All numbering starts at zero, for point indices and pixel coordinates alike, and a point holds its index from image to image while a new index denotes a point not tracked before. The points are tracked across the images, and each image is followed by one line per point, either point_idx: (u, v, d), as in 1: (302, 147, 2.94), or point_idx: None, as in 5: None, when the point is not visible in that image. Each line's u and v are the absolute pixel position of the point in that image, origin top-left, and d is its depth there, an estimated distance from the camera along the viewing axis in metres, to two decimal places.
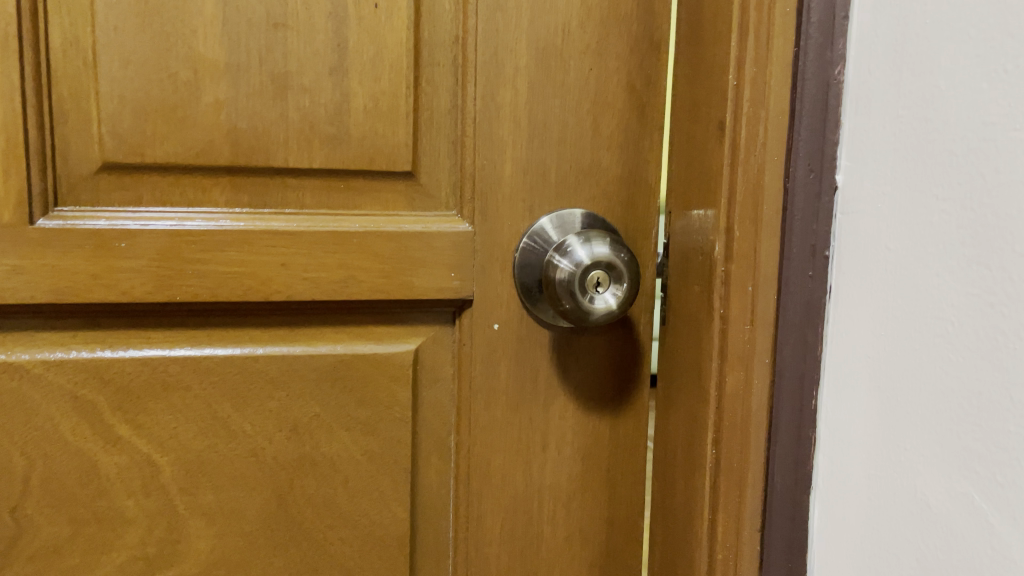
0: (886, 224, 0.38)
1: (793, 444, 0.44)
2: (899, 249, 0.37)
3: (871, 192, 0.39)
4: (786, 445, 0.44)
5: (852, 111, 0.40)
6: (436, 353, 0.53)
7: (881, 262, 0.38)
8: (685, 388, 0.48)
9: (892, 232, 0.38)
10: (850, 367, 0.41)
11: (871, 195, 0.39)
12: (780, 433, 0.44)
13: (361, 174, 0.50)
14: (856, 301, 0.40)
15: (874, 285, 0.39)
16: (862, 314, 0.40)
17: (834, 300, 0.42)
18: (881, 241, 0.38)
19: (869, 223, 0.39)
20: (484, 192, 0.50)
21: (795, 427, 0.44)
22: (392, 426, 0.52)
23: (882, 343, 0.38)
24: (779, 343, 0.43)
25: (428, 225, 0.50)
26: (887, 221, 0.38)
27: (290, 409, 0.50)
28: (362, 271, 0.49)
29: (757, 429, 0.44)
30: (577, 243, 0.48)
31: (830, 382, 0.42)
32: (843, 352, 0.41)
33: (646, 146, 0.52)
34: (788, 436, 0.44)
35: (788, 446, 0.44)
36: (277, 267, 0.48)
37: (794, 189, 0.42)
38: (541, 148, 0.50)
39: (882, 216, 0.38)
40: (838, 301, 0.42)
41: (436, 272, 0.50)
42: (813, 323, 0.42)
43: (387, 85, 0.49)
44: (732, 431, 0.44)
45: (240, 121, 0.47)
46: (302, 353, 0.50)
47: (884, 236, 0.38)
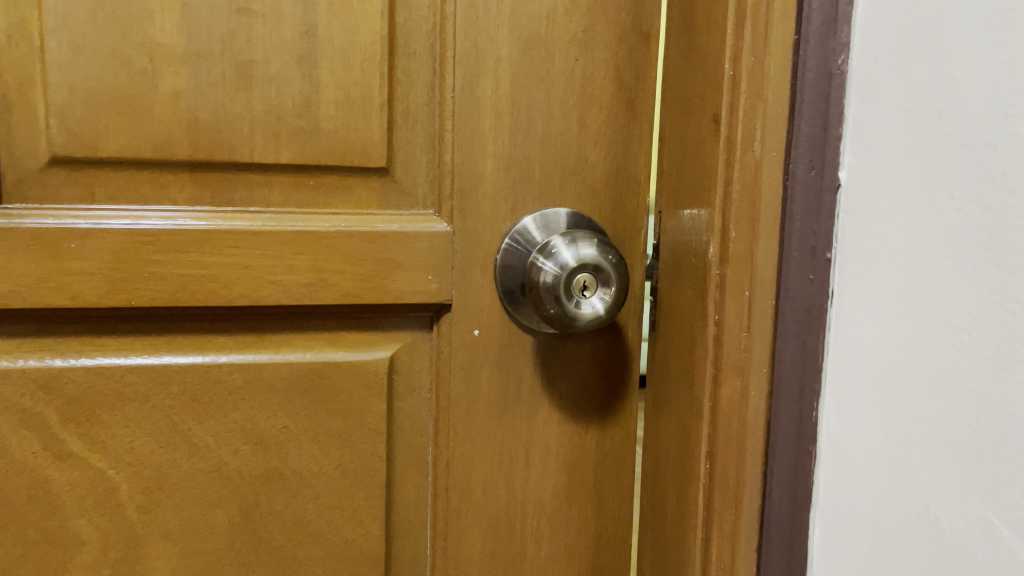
0: (895, 224, 0.35)
1: (794, 457, 0.41)
2: (910, 250, 0.35)
3: (878, 188, 0.36)
4: (786, 458, 0.41)
5: (857, 102, 0.38)
6: (413, 361, 0.50)
7: (889, 265, 0.36)
8: (677, 399, 0.45)
9: (901, 231, 0.35)
10: (856, 377, 0.38)
11: (878, 192, 0.36)
12: (779, 445, 0.41)
13: (332, 169, 0.47)
14: (862, 305, 0.37)
15: (882, 288, 0.36)
16: (868, 319, 0.37)
17: (835, 304, 0.39)
18: (891, 242, 0.36)
19: (876, 221, 0.37)
20: (463, 189, 0.47)
21: (795, 438, 0.41)
22: (366, 438, 0.49)
23: (892, 351, 0.36)
24: (779, 348, 0.40)
25: (404, 225, 0.47)
26: (896, 221, 0.35)
27: (257, 421, 0.47)
28: (333, 273, 0.46)
29: (754, 441, 0.41)
30: (562, 244, 0.45)
31: (833, 392, 0.39)
32: (847, 361, 0.38)
33: (635, 142, 0.49)
34: (789, 449, 0.41)
35: (787, 460, 0.41)
36: (241, 270, 0.45)
37: (794, 188, 0.39)
38: (525, 143, 0.47)
39: (892, 216, 0.36)
40: (839, 304, 0.39)
41: (413, 274, 0.47)
42: (813, 328, 0.40)
43: (360, 75, 0.45)
44: (727, 443, 0.42)
45: (201, 113, 0.44)
46: (268, 361, 0.47)
47: (893, 237, 0.36)
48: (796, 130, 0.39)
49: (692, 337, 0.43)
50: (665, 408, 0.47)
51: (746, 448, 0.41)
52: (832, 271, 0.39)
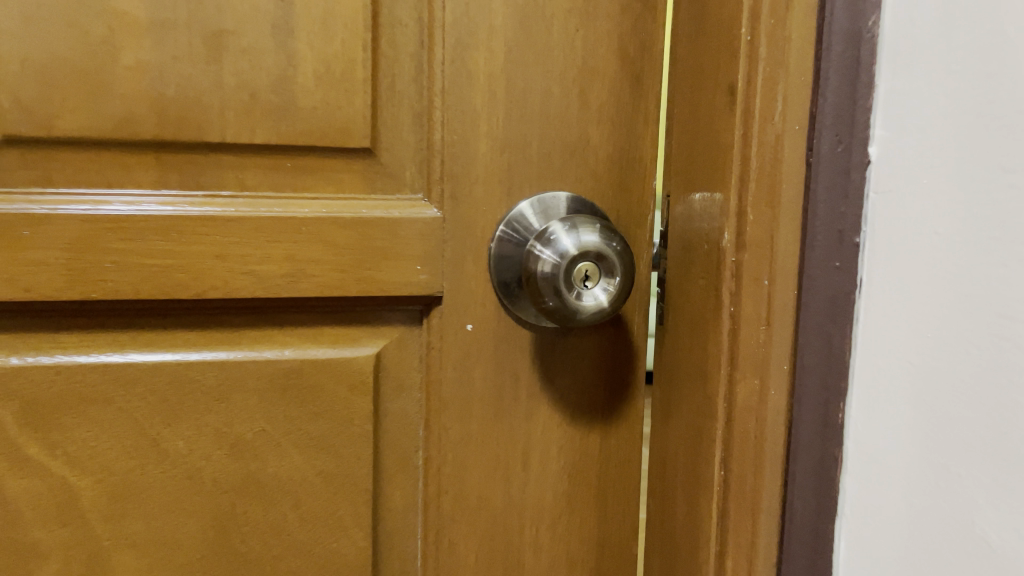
0: (936, 207, 0.32)
1: (815, 465, 0.37)
2: (959, 237, 0.31)
3: (914, 167, 0.33)
4: (806, 465, 0.37)
5: (890, 70, 0.34)
6: (402, 358, 0.46)
7: (930, 253, 0.32)
8: (687, 399, 0.42)
9: (945, 215, 0.32)
10: (889, 376, 0.34)
11: (914, 171, 0.33)
12: (799, 451, 0.37)
13: (312, 150, 0.43)
14: (895, 296, 0.34)
15: (920, 279, 0.33)
16: (903, 312, 0.34)
17: (862, 294, 0.35)
18: (932, 228, 0.32)
19: (911, 204, 0.33)
20: (454, 172, 0.44)
21: (816, 443, 0.37)
22: (351, 442, 0.45)
23: (934, 349, 0.32)
24: (799, 343, 0.37)
25: (390, 210, 0.43)
26: (938, 204, 0.32)
27: (231, 424, 0.43)
28: (312, 263, 0.42)
29: (773, 445, 0.38)
30: (562, 231, 0.41)
31: (857, 391, 0.36)
32: (877, 358, 0.35)
33: (640, 121, 0.45)
34: (810, 455, 0.37)
35: (807, 467, 0.37)
36: (212, 259, 0.41)
37: (817, 165, 0.36)
38: (521, 121, 0.44)
39: (933, 198, 0.32)
40: (867, 295, 0.35)
41: (399, 264, 0.43)
42: (839, 321, 0.36)
43: (341, 47, 0.42)
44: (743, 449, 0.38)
45: (167, 88, 0.40)
46: (243, 360, 0.43)
47: (933, 221, 0.32)
48: (820, 100, 0.35)
49: (704, 331, 0.40)
50: (674, 409, 0.43)
51: (763, 453, 0.38)
52: (858, 258, 0.35)
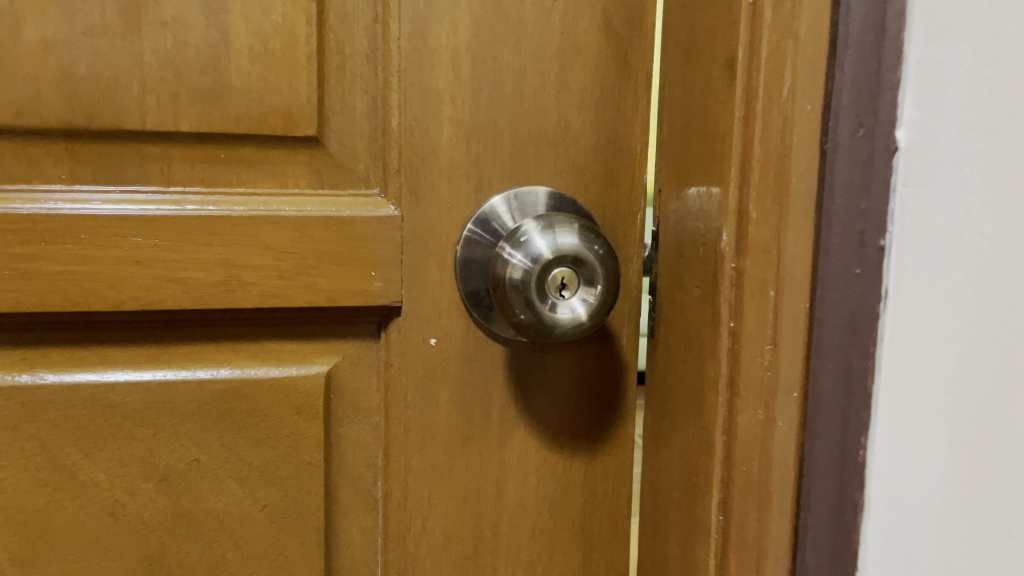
0: (983, 205, 0.27)
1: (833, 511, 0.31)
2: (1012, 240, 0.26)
3: (953, 155, 0.27)
4: (821, 512, 0.32)
5: (921, 38, 0.28)
6: (357, 377, 0.40)
7: (976, 260, 0.27)
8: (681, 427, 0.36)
9: (997, 214, 0.26)
10: (922, 406, 0.29)
11: (955, 161, 0.27)
12: (813, 494, 0.32)
13: (249, 140, 0.37)
14: (930, 310, 0.28)
15: (962, 291, 0.27)
16: (941, 329, 0.28)
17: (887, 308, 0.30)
18: (977, 229, 0.27)
19: (949, 201, 0.28)
20: (414, 164, 0.38)
21: (833, 485, 0.31)
22: (298, 472, 0.39)
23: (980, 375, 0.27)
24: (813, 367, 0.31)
25: (339, 209, 0.38)
26: (984, 200, 0.27)
27: (159, 453, 0.38)
28: (249, 269, 0.37)
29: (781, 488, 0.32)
30: (535, 231, 0.35)
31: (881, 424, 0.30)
32: (909, 385, 0.29)
33: (629, 105, 0.39)
34: (827, 500, 0.31)
35: (824, 514, 0.32)
36: (131, 266, 0.36)
37: (834, 154, 0.30)
38: (490, 105, 0.38)
39: (977, 194, 0.27)
40: (894, 309, 0.30)
41: (350, 271, 0.38)
42: (861, 340, 0.30)
43: (279, 20, 0.36)
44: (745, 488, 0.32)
45: (77, 68, 0.35)
46: (172, 380, 0.38)
47: (979, 222, 0.27)
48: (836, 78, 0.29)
49: (701, 349, 0.34)
50: (666, 436, 0.38)
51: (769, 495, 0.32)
52: (884, 265, 0.30)
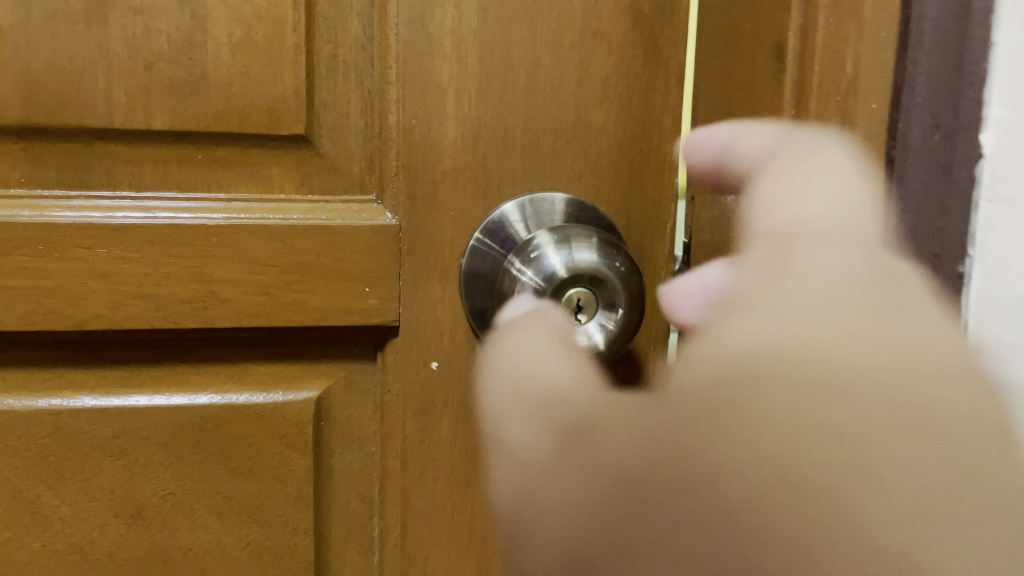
0: (877, 299, 0.26)
1: (976, 432, 0.25)
2: (936, 339, 0.26)
3: (881, 264, 0.26)
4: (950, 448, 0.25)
5: (1012, 23, 0.24)
6: (351, 402, 0.36)
7: (903, 359, 0.26)
8: (714, 395, 0.27)
9: (909, 327, 0.26)
10: (868, 419, 0.25)
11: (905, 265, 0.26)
12: (964, 425, 0.25)
13: (230, 138, 0.33)
14: (963, 368, 0.26)
15: (926, 389, 0.25)
16: (843, 387, 0.25)
17: (910, 393, 0.25)
18: (868, 334, 0.26)
19: (829, 307, 0.26)
20: (413, 166, 0.34)
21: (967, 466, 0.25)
22: (285, 508, 0.35)
23: (973, 451, 0.25)
24: (871, 417, 0.25)
25: (329, 216, 0.34)
26: (891, 308, 0.26)
27: (131, 487, 0.34)
28: (228, 284, 0.33)
29: (926, 404, 0.25)
30: (549, 245, 0.31)
31: (863, 433, 0.25)
32: (974, 482, 0.25)
33: (659, 99, 0.35)
34: (965, 440, 0.25)
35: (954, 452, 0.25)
36: (96, 280, 0.32)
37: (903, 171, 0.25)
38: (501, 99, 0.33)
39: (907, 301, 0.26)
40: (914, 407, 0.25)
41: (341, 286, 0.34)
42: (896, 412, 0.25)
43: (263, 3, 0.32)
44: (923, 435, 0.25)
45: (36, 59, 0.31)
46: (144, 407, 0.34)
47: (879, 336, 0.26)
48: (800, 164, 0.27)
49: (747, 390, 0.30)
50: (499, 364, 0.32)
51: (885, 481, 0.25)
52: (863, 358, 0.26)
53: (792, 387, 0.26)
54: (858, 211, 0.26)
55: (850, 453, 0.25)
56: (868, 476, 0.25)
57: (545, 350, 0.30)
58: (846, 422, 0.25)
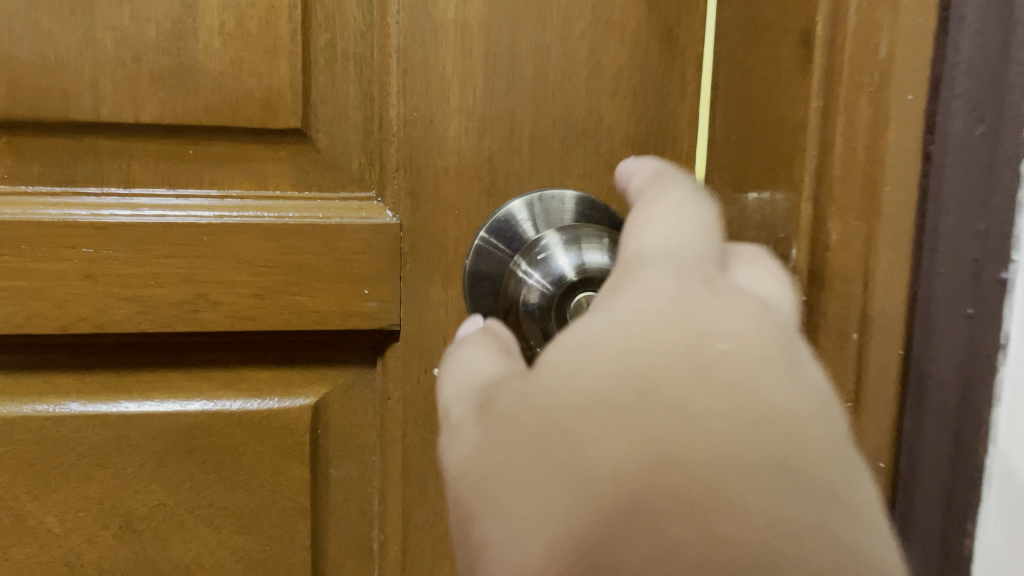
0: (693, 301, 0.19)
1: (831, 449, 0.17)
2: (755, 332, 0.19)
3: (721, 276, 0.20)
4: (814, 424, 0.18)
5: None
6: (350, 409, 0.35)
7: (693, 365, 0.18)
8: (586, 424, 0.18)
9: (713, 310, 0.19)
10: (661, 428, 0.17)
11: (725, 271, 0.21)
12: (802, 417, 0.18)
13: (222, 132, 0.32)
14: (753, 351, 0.19)
15: (685, 384, 0.18)
16: (628, 401, 0.18)
17: (737, 391, 0.18)
18: (685, 340, 0.18)
19: (623, 317, 0.19)
20: (415, 162, 0.32)
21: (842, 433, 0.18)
22: (280, 521, 0.34)
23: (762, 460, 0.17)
24: (692, 406, 0.17)
25: (327, 214, 0.32)
26: (715, 300, 0.19)
27: (120, 497, 0.33)
28: (219, 287, 0.31)
29: (760, 404, 0.18)
30: (558, 246, 0.29)
31: (662, 445, 0.17)
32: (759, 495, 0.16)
33: (675, 93, 0.32)
34: (817, 439, 0.17)
35: (813, 441, 0.17)
36: (82, 282, 0.31)
37: (942, 172, 0.23)
38: (507, 92, 0.31)
39: (737, 302, 0.20)
40: (757, 410, 0.17)
41: (339, 288, 0.32)
42: (716, 409, 0.17)
43: None
44: (767, 450, 0.17)
45: (18, 49, 0.30)
46: (133, 414, 0.32)
47: (700, 334, 0.18)
48: (659, 201, 0.22)
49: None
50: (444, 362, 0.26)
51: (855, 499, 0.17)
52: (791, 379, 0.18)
53: (603, 380, 0.18)
54: (693, 227, 0.21)
55: (677, 455, 0.17)
56: (819, 494, 0.17)
57: (485, 355, 0.25)
58: (667, 433, 0.17)
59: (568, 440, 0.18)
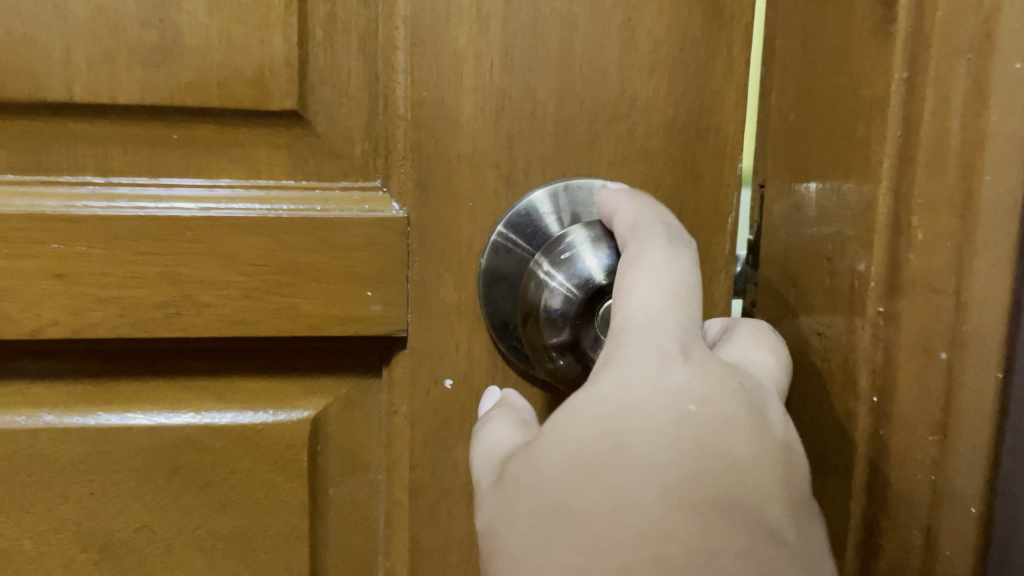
0: (670, 373, 0.22)
1: (778, 485, 0.21)
2: (720, 391, 0.22)
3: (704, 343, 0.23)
4: (763, 467, 0.21)
5: None
6: (353, 423, 0.31)
7: (663, 423, 0.21)
8: (570, 484, 0.21)
9: (688, 379, 0.22)
10: (631, 479, 0.20)
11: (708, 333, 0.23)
12: (754, 467, 0.21)
13: (208, 114, 0.28)
14: (720, 409, 0.22)
15: (656, 444, 0.21)
16: (604, 456, 0.21)
17: (697, 444, 0.21)
18: (659, 407, 0.21)
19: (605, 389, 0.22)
20: (424, 148, 0.28)
21: (796, 479, 0.22)
22: (276, 546, 0.31)
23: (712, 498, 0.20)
24: (657, 456, 0.21)
25: (325, 206, 0.29)
26: (689, 371, 0.22)
27: (100, 518, 0.30)
28: (205, 288, 0.28)
29: (718, 455, 0.21)
30: (586, 245, 0.25)
31: (630, 492, 0.20)
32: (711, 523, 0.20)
33: (721, 69, 0.28)
34: (763, 486, 0.21)
35: (760, 484, 0.21)
36: (55, 281, 0.28)
37: None
38: (529, 68, 0.28)
39: (711, 368, 0.22)
40: (712, 461, 0.21)
41: (339, 289, 0.28)
42: (680, 464, 0.21)
43: None
44: (720, 492, 0.20)
45: None
46: (113, 427, 0.29)
47: (672, 398, 0.21)
48: (641, 257, 0.23)
49: (844, 431, 0.24)
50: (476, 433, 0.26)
51: (791, 529, 0.21)
52: (754, 427, 0.22)
53: (583, 445, 0.21)
54: (674, 294, 0.22)
55: (643, 498, 0.20)
56: (758, 527, 0.20)
57: (504, 425, 0.25)
58: (634, 485, 0.20)
59: (557, 500, 0.21)
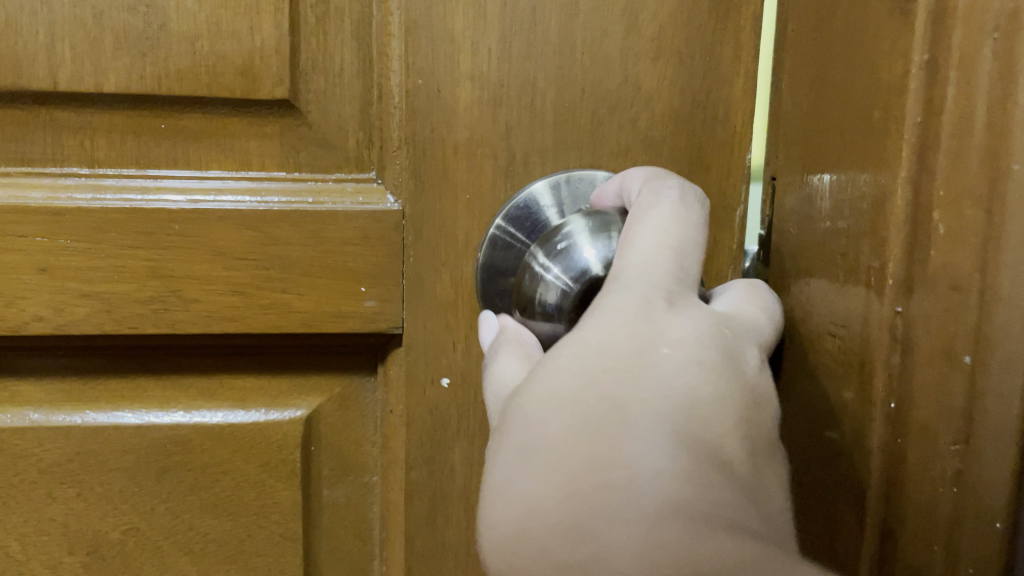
0: (647, 312, 0.21)
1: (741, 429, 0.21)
2: (696, 335, 0.21)
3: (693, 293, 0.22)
4: (728, 407, 0.21)
5: None
6: (348, 423, 0.30)
7: (632, 358, 0.21)
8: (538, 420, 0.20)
9: (666, 321, 0.21)
10: (597, 413, 0.20)
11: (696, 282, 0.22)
12: (721, 407, 0.20)
13: (195, 103, 0.27)
14: (694, 351, 0.21)
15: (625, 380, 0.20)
16: (572, 393, 0.20)
17: (665, 382, 0.20)
18: (630, 343, 0.21)
19: (588, 333, 0.21)
20: (419, 139, 0.27)
21: (761, 421, 0.21)
22: (268, 549, 0.30)
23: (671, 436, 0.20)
24: (621, 391, 0.20)
25: (317, 199, 0.28)
26: (669, 314, 0.21)
27: (88, 520, 0.29)
28: (193, 283, 0.27)
29: (686, 393, 0.20)
30: (584, 236, 0.24)
31: (593, 423, 0.20)
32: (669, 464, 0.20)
33: (731, 55, 0.27)
34: (726, 424, 0.20)
35: (723, 423, 0.20)
36: (39, 276, 0.27)
37: None
38: (529, 55, 0.26)
39: (693, 314, 0.22)
40: (685, 398, 0.20)
41: (332, 285, 0.28)
42: (644, 400, 0.20)
43: None
44: (681, 426, 0.20)
45: None
46: (100, 426, 0.29)
47: (644, 337, 0.21)
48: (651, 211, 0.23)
49: (859, 435, 0.23)
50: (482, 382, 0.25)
51: (753, 472, 0.20)
52: (736, 379, 0.21)
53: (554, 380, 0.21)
54: (671, 245, 0.22)
55: (604, 431, 0.20)
56: (715, 463, 0.20)
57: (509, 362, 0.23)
58: (596, 418, 0.20)
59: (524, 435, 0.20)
